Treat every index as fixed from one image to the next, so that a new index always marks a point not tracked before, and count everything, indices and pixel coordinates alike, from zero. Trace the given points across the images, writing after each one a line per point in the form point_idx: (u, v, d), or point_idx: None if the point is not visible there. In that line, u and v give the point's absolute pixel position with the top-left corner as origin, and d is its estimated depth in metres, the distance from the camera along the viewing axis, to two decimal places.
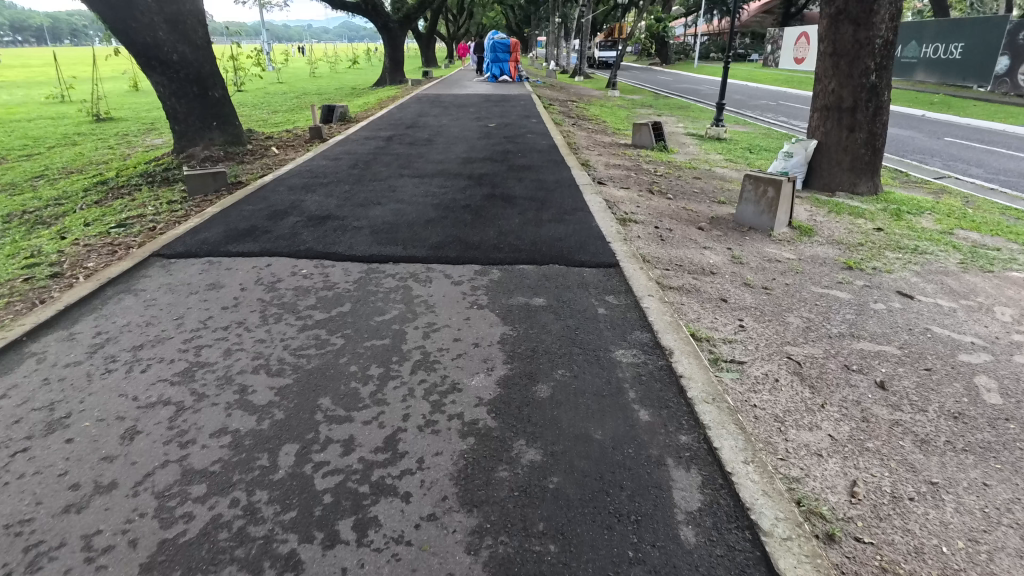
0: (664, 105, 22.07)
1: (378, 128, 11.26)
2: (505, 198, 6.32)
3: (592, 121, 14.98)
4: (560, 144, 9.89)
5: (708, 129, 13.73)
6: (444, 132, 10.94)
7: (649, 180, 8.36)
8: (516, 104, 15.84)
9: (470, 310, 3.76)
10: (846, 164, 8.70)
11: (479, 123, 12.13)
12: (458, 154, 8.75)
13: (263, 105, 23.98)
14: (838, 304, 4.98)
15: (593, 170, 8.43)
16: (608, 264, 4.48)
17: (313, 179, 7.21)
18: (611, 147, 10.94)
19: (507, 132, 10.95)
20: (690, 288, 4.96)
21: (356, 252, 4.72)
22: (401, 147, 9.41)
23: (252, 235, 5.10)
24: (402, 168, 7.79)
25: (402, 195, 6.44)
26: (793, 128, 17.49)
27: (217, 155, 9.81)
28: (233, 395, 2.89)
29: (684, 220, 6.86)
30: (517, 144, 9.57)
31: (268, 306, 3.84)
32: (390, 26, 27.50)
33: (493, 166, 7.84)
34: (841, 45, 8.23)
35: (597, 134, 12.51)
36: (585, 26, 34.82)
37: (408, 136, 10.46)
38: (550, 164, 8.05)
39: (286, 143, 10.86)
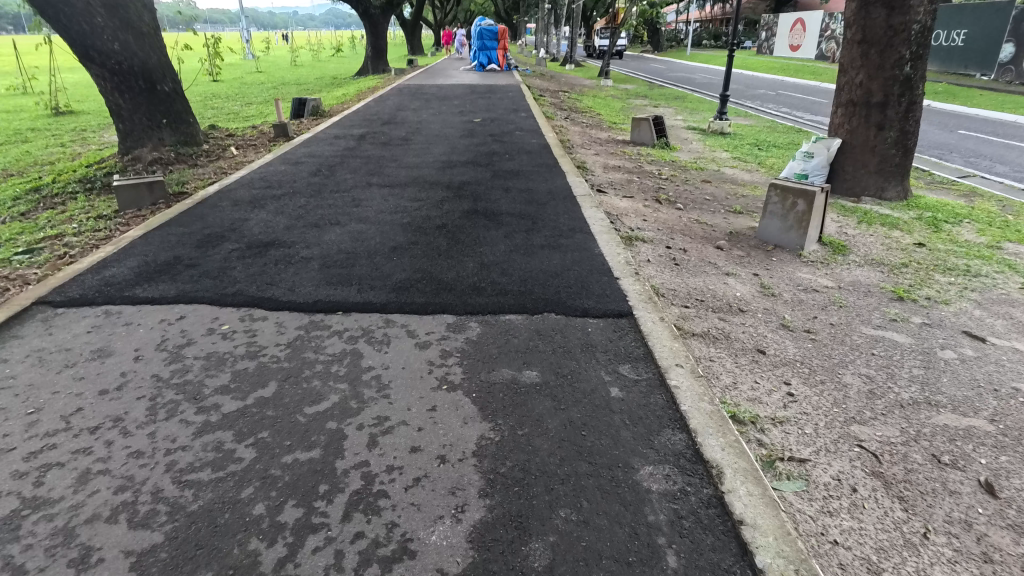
0: (659, 96, 20.98)
1: (351, 125, 10.18)
2: (489, 215, 5.31)
3: (585, 115, 13.95)
4: (552, 142, 8.86)
5: (711, 123, 12.74)
6: (423, 129, 9.87)
7: (653, 186, 7.38)
8: (503, 96, 14.73)
9: (436, 394, 2.77)
10: (873, 166, 7.75)
11: (463, 118, 11.06)
12: (437, 157, 7.72)
13: (237, 97, 22.70)
14: (899, 353, 4.03)
15: (590, 175, 7.43)
16: (618, 312, 3.50)
17: (264, 191, 6.16)
18: (608, 145, 9.93)
19: (493, 128, 9.89)
20: (717, 336, 4.00)
21: (297, 297, 3.70)
22: (374, 148, 8.37)
23: (169, 272, 4.08)
24: (371, 175, 6.75)
25: (366, 212, 5.42)
26: (797, 120, 16.53)
27: (167, 158, 8.70)
28: (65, 571, 1.90)
29: (698, 236, 5.89)
30: (504, 144, 8.54)
31: (162, 388, 2.83)
32: (371, 12, 26.11)
33: (476, 172, 6.82)
34: (871, 31, 7.27)
35: (592, 129, 11.48)
36: (575, 13, 33.62)
37: (383, 135, 9.40)
38: (541, 169, 7.04)
39: (248, 143, 9.76)
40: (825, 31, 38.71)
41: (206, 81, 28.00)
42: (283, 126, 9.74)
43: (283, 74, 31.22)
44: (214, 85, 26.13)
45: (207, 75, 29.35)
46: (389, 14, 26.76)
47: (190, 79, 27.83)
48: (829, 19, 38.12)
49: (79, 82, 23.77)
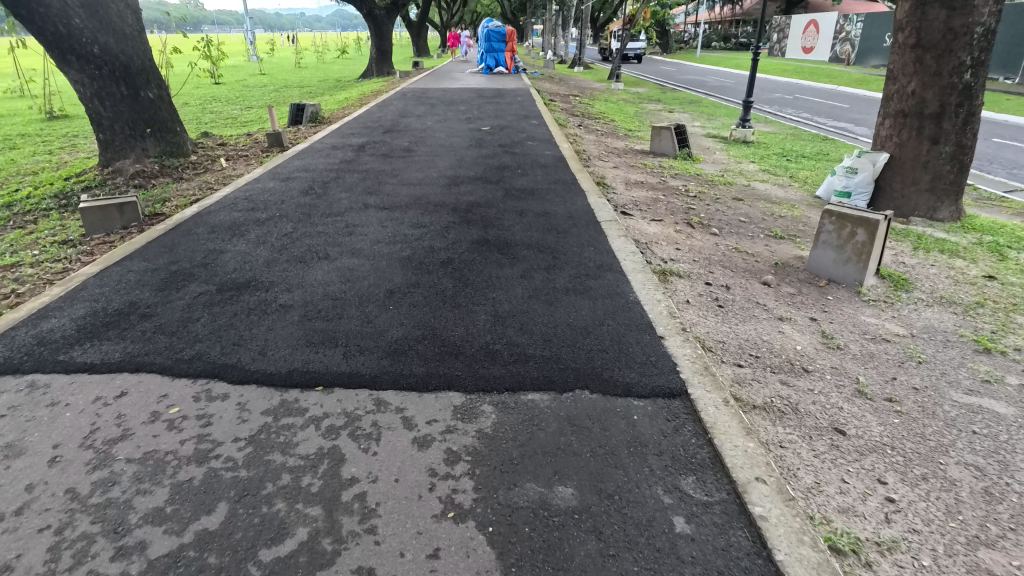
0: (673, 100, 20.20)
1: (350, 134, 9.49)
2: (502, 247, 4.59)
3: (599, 121, 13.23)
4: (567, 154, 8.13)
5: (733, 130, 11.99)
6: (427, 138, 9.18)
7: (683, 207, 6.65)
8: (511, 101, 14.01)
9: (440, 528, 2.05)
10: (925, 184, 6.97)
11: (470, 126, 10.36)
12: (443, 171, 7.02)
13: (238, 100, 22.11)
14: (1008, 430, 3.28)
15: (612, 193, 6.70)
16: (669, 390, 2.78)
17: (247, 214, 5.46)
18: (627, 157, 9.21)
19: (503, 138, 9.19)
20: (782, 408, 3.26)
21: (269, 364, 2.99)
22: (373, 161, 7.67)
23: (119, 327, 3.38)
24: (368, 194, 6.04)
25: (361, 241, 4.71)
26: (821, 126, 15.73)
27: (150, 171, 8.03)
28: None
29: (740, 268, 5.15)
30: (516, 156, 7.83)
31: (74, 513, 2.13)
32: (376, 13, 25.43)
33: (486, 191, 6.11)
34: (927, 34, 6.54)
35: (608, 138, 10.78)
36: (584, 14, 32.98)
37: (384, 145, 8.70)
38: (557, 187, 6.31)
39: (239, 153, 9.08)
40: (838, 33, 37.83)
41: (207, 83, 27.40)
42: (277, 135, 9.06)
43: (286, 76, 30.61)
44: (215, 89, 25.52)
45: (208, 78, 28.82)
46: (394, 15, 26.10)
47: (191, 82, 27.27)
48: (844, 20, 37.26)
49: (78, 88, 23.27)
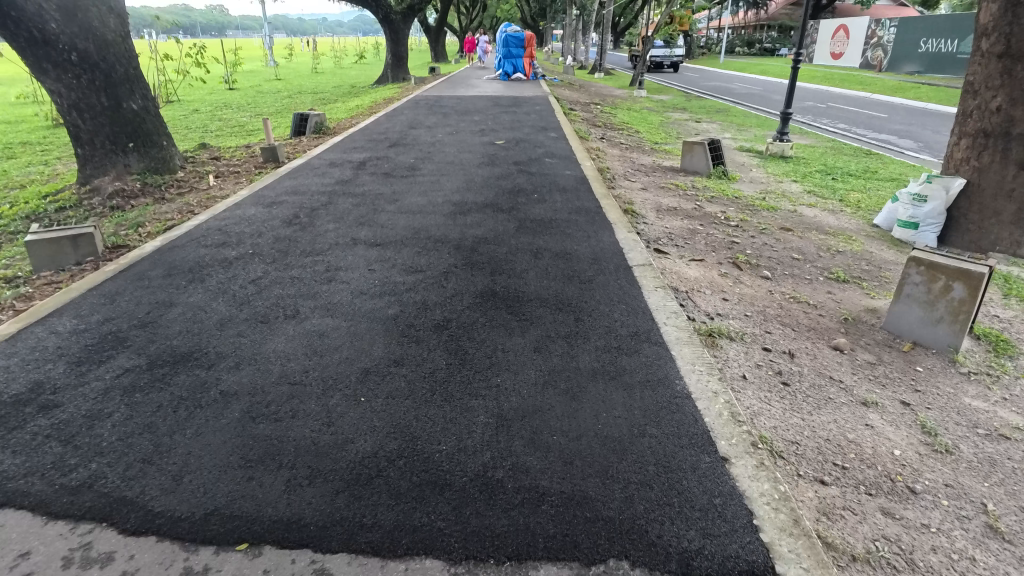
0: (699, 109, 19.20)
1: (352, 148, 8.72)
2: (511, 302, 3.72)
3: (622, 133, 12.35)
4: (589, 174, 7.23)
5: (770, 144, 11.00)
6: (436, 154, 8.37)
7: (725, 240, 5.72)
8: (529, 110, 13.15)
9: None
10: (1008, 216, 5.93)
11: (483, 139, 9.54)
12: (448, 195, 6.17)
13: (250, 106, 21.60)
14: None
15: (642, 223, 5.79)
16: (748, 568, 1.89)
17: (215, 251, 4.66)
18: (656, 178, 8.28)
19: (520, 154, 8.34)
20: (893, 563, 2.34)
21: (183, 502, 2.16)
22: (373, 181, 6.87)
23: (4, 429, 2.58)
24: (360, 225, 5.22)
25: (340, 293, 3.87)
26: (861, 138, 14.66)
27: (130, 189, 7.32)
28: None
29: (802, 326, 4.22)
30: (532, 177, 6.97)
31: None
32: (392, 17, 24.77)
33: (495, 222, 5.25)
34: (1019, 41, 5.58)
35: (633, 153, 9.89)
36: (605, 19, 32.18)
37: (387, 162, 7.91)
38: (579, 217, 5.42)
39: (231, 168, 8.35)
40: (870, 38, 36.43)
41: (221, 90, 26.94)
42: (271, 149, 8.31)
43: (301, 82, 30.11)
44: (228, 95, 25.02)
45: (222, 84, 28.39)
46: (410, 19, 25.39)
47: (205, 88, 26.92)
48: (876, 25, 35.84)
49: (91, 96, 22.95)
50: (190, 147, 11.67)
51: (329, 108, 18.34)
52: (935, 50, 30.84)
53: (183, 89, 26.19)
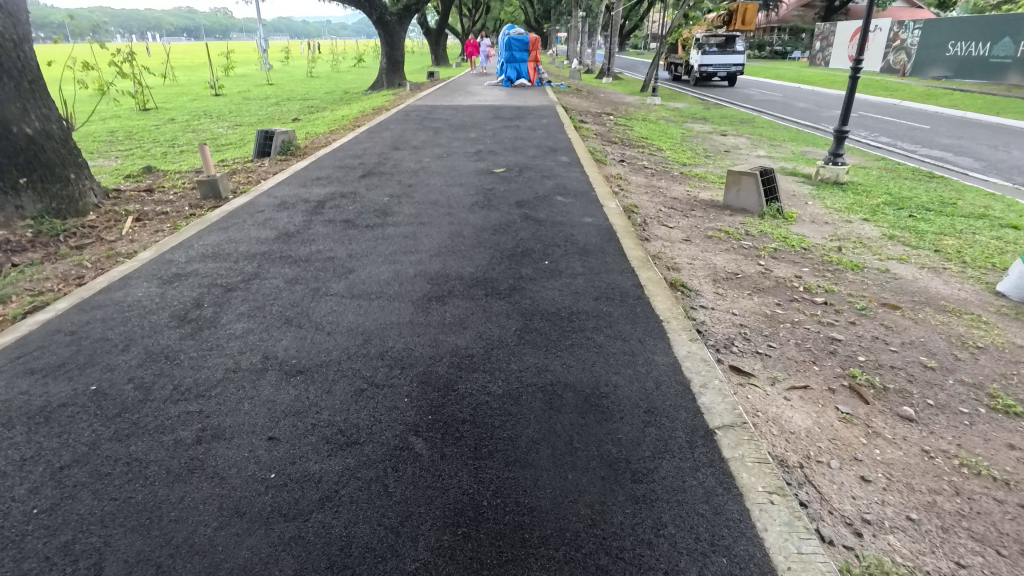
0: (721, 118, 17.45)
1: (314, 180, 7.00)
2: (511, 549, 1.95)
3: (642, 152, 10.62)
4: (616, 222, 5.46)
5: (821, 169, 9.26)
6: (417, 188, 6.62)
7: (822, 338, 3.94)
8: (533, 124, 11.37)
9: None
10: None
11: (479, 165, 7.80)
12: (423, 263, 4.41)
13: (231, 115, 19.95)
14: None
15: (699, 309, 4.01)
16: None
17: (39, 386, 2.92)
18: (698, 219, 6.51)
19: (523, 188, 6.60)
20: None
21: None
22: (326, 233, 5.12)
23: None
24: (282, 326, 3.47)
25: (197, 514, 2.11)
26: (910, 155, 12.91)
27: (16, 241, 5.59)
28: None
29: (1009, 540, 2.42)
30: (541, 228, 5.20)
31: None
32: (386, 19, 23.05)
33: (484, 322, 3.48)
34: None
35: (660, 182, 8.14)
36: (613, 21, 30.53)
37: (355, 199, 6.16)
38: (612, 309, 3.65)
39: (160, 206, 6.64)
40: (891, 41, 34.52)
41: (205, 97, 25.15)
42: (212, 183, 6.59)
43: (292, 88, 28.34)
44: (209, 103, 23.22)
45: (207, 91, 26.80)
46: (406, 21, 23.59)
47: (189, 94, 25.42)
48: (898, 27, 33.86)
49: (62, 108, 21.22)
50: (137, 169, 9.98)
51: (314, 118, 16.68)
52: (963, 53, 28.82)
53: (161, 97, 24.34)
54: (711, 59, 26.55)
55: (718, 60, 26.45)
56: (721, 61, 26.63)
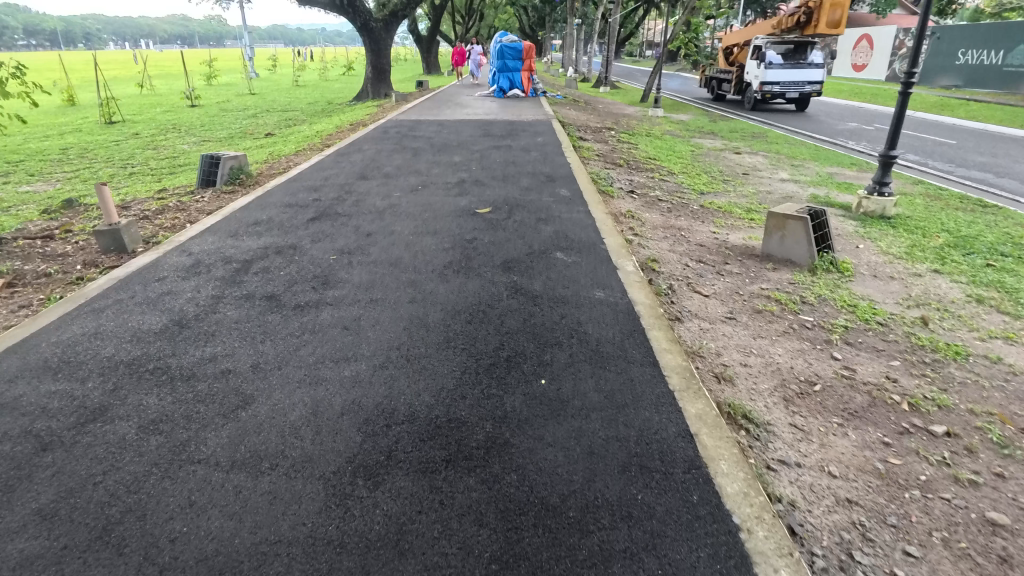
0: (731, 132, 16.13)
1: (250, 225, 5.55)
2: None
3: (654, 177, 9.26)
4: (636, 297, 3.99)
5: (866, 200, 7.89)
6: (377, 238, 5.17)
7: (976, 521, 2.51)
8: (528, 144, 9.98)
9: None
10: None
11: (460, 203, 6.35)
12: (359, 386, 2.95)
13: (201, 129, 18.50)
14: None
15: (781, 475, 2.56)
16: None
17: None
18: (737, 280, 5.06)
19: (513, 237, 5.17)
20: None
21: None
22: (235, 320, 3.68)
23: None
24: (90, 548, 2.03)
25: None
26: (947, 176, 11.54)
27: None
28: None
29: None
30: (536, 309, 3.76)
31: None
32: (371, 25, 21.60)
33: (434, 539, 2.03)
34: None
35: (680, 221, 6.71)
36: (613, 28, 29.22)
37: (291, 258, 4.72)
38: (654, 501, 2.20)
39: (47, 263, 5.18)
40: (898, 48, 33.23)
41: (179, 108, 23.53)
42: (113, 232, 5.15)
43: (272, 98, 26.69)
44: (180, 116, 21.59)
45: (183, 101, 25.34)
46: (393, 27, 22.18)
47: (163, 106, 23.98)
48: (904, 34, 32.49)
49: (16, 122, 19.52)
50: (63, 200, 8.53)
51: (288, 133, 15.25)
52: (974, 62, 27.63)
53: (132, 109, 22.84)
54: (775, 73, 17.97)
55: (784, 75, 17.90)
56: (790, 76, 17.98)
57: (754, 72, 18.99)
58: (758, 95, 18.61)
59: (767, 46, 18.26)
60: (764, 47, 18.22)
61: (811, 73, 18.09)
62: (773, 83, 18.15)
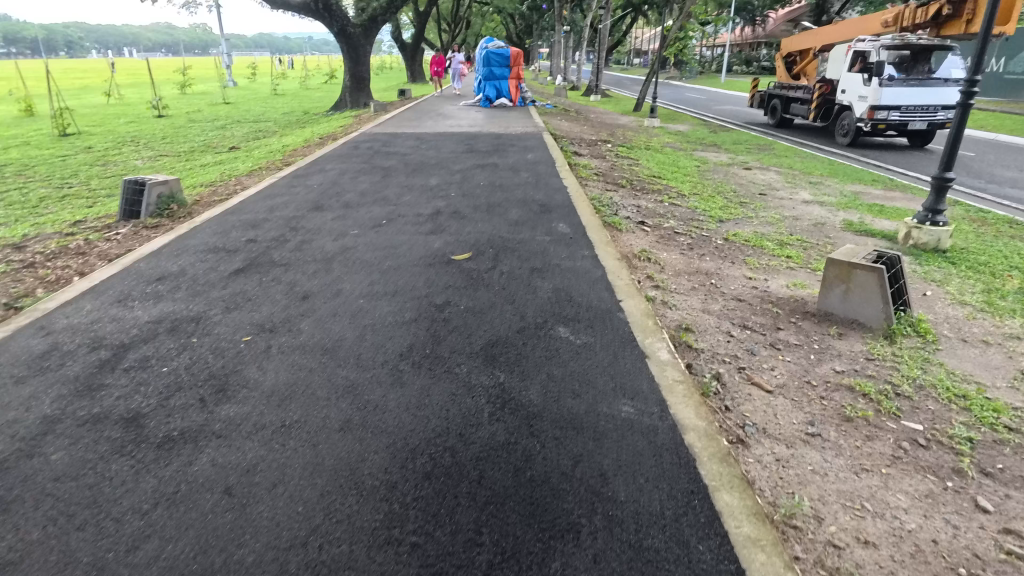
0: (736, 144, 15.00)
1: (150, 284, 4.19)
2: None
3: (664, 201, 8.01)
4: (684, 415, 2.66)
5: (917, 233, 6.68)
6: (316, 303, 3.81)
7: None
8: (518, 163, 8.69)
9: None
10: None
11: (432, 244, 5.01)
12: None
13: (163, 142, 17.05)
14: None
15: None
16: None
17: None
18: (798, 357, 3.79)
19: (500, 301, 3.84)
20: None
21: None
22: (59, 472, 2.33)
23: None
24: None
25: None
26: (981, 195, 10.39)
27: None
28: None
29: None
30: (536, 444, 2.45)
31: None
32: (349, 31, 20.17)
33: None
34: None
35: (707, 265, 5.42)
36: (605, 34, 28.10)
37: (188, 339, 3.36)
38: None
39: None
40: None
41: (144, 119, 21.93)
42: None
43: (246, 108, 25.14)
44: (142, 127, 19.99)
45: (149, 110, 23.81)
46: (372, 33, 20.83)
47: (127, 117, 22.43)
48: None
49: None
50: None
51: (253, 148, 13.85)
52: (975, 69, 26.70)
53: (92, 120, 21.31)
54: (894, 94, 12.33)
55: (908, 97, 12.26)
56: (917, 97, 12.36)
57: (854, 90, 13.24)
58: (864, 125, 12.90)
59: (878, 53, 12.43)
60: (874, 54, 12.43)
61: (942, 93, 12.54)
62: (890, 108, 12.49)
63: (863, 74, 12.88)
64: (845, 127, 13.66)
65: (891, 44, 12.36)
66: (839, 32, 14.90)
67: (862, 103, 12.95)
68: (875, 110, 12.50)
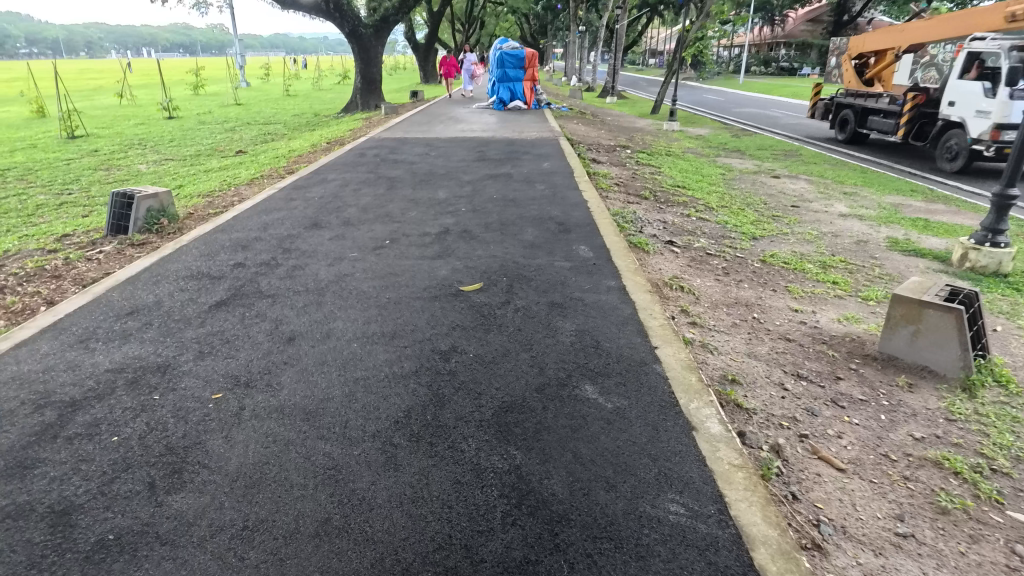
0: (760, 150, 14.34)
1: (119, 319, 3.71)
2: None
3: (690, 216, 7.43)
4: (749, 523, 2.09)
5: (975, 255, 6.03)
6: (302, 349, 3.29)
7: None
8: (533, 173, 8.15)
9: None
10: None
11: (437, 272, 4.47)
12: None
13: (170, 145, 16.71)
14: None
15: None
16: None
17: None
18: (867, 420, 3.21)
19: (514, 347, 3.28)
20: None
21: None
22: None
23: None
24: None
25: None
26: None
27: None
28: None
29: None
30: (562, 563, 1.91)
31: None
32: (360, 32, 19.72)
33: None
34: None
35: (744, 294, 4.84)
36: (621, 34, 27.47)
37: (148, 396, 2.86)
38: None
39: None
40: None
41: (154, 121, 21.67)
42: None
43: (256, 109, 24.83)
44: (151, 130, 19.72)
45: (160, 112, 23.57)
46: (383, 34, 20.36)
47: (137, 119, 22.18)
48: None
49: None
50: None
51: (260, 152, 13.45)
52: None
53: (101, 122, 21.07)
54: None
55: None
56: None
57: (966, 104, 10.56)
58: (981, 148, 10.24)
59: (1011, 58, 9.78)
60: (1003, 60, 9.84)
61: None
62: None
63: (983, 83, 10.20)
64: (954, 150, 10.90)
65: (1022, 44, 9.78)
66: (928, 31, 12.04)
67: (979, 121, 10.29)
68: (1001, 130, 9.85)
